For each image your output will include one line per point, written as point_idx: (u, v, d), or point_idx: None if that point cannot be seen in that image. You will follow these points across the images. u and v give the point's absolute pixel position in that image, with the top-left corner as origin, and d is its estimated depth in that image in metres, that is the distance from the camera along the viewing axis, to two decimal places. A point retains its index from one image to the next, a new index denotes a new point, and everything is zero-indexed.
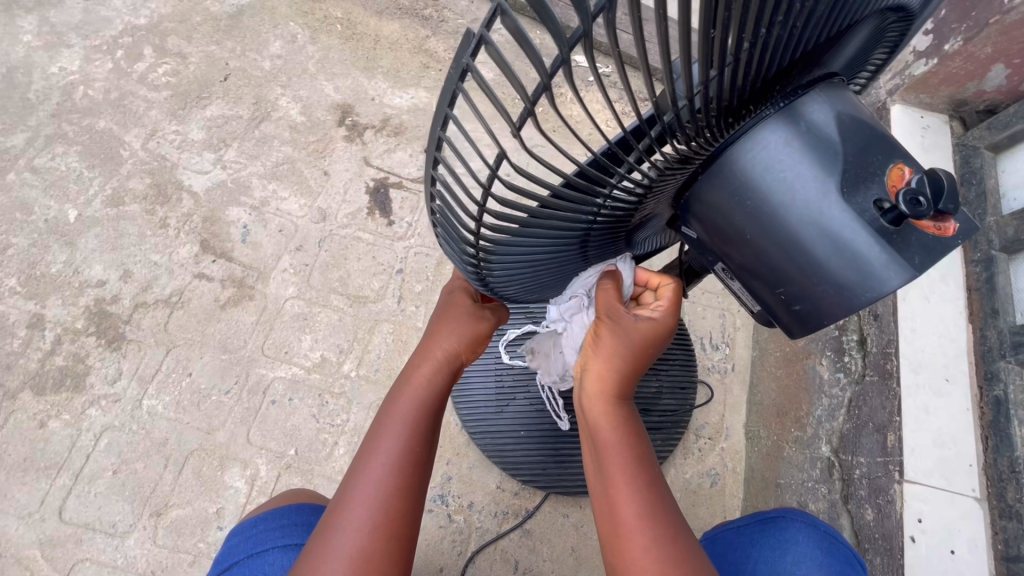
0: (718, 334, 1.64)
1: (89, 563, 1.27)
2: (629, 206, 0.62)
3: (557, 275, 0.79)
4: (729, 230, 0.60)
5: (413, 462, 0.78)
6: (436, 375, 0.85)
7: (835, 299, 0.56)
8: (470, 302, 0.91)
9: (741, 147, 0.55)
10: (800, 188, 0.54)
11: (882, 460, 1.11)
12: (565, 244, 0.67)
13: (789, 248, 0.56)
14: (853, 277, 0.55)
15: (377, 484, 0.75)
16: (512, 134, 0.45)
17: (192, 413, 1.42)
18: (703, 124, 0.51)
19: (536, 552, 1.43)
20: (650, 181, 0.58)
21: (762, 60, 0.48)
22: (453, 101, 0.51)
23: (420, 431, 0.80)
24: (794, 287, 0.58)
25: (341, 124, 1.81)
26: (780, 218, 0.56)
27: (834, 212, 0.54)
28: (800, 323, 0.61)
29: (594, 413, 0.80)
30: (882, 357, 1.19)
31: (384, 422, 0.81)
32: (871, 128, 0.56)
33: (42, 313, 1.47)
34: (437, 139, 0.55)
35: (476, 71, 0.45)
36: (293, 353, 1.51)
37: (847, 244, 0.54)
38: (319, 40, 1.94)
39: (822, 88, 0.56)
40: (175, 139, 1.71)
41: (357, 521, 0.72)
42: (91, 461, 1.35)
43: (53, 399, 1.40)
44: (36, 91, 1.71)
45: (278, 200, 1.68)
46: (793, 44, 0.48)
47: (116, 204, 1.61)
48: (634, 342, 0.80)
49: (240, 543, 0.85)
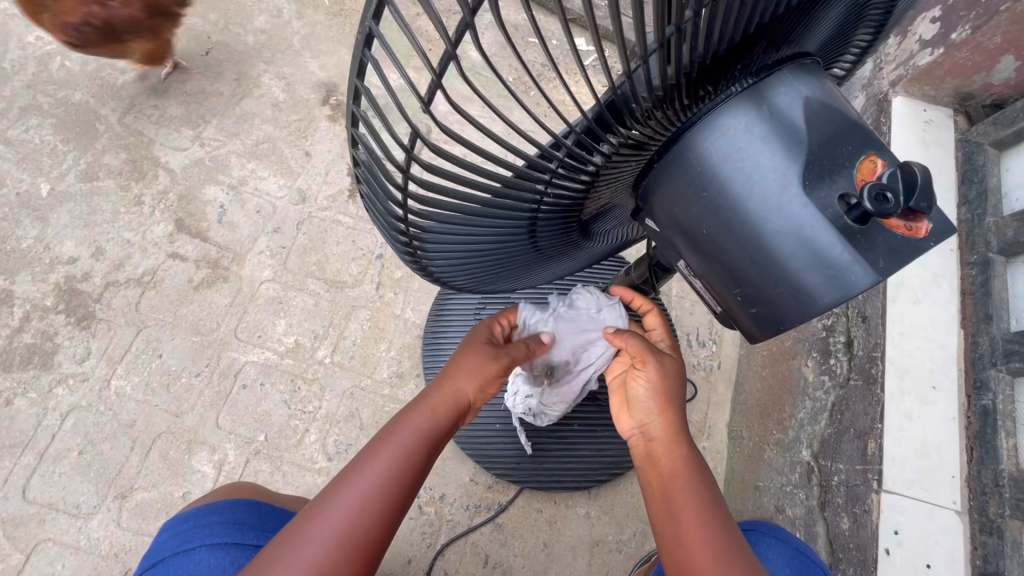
0: (705, 331, 1.59)
1: (52, 544, 1.26)
2: (578, 195, 0.57)
3: (514, 267, 0.74)
4: (687, 223, 0.55)
5: (403, 490, 0.74)
6: (446, 408, 0.83)
7: (795, 303, 0.51)
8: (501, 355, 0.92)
9: (697, 133, 0.51)
10: (763, 179, 0.49)
11: (861, 468, 1.07)
12: (510, 234, 0.62)
13: (748, 247, 0.51)
14: (816, 280, 0.49)
15: (364, 501, 0.70)
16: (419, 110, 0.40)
17: (162, 395, 1.40)
18: (649, 106, 0.46)
19: (507, 547, 1.41)
20: (597, 168, 0.53)
21: (711, 32, 0.43)
22: (364, 73, 0.45)
23: (414, 462, 0.76)
24: (752, 289, 0.53)
25: (325, 104, 1.76)
26: (738, 213, 0.51)
27: (796, 208, 0.48)
28: (759, 328, 0.56)
29: (661, 455, 0.82)
30: (868, 361, 1.14)
31: (380, 444, 0.76)
32: (843, 116, 0.51)
33: (11, 289, 1.44)
34: (354, 113, 0.50)
35: (379, 34, 0.40)
36: (267, 337, 1.48)
37: (811, 244, 0.49)
38: (306, 15, 1.88)
39: (790, 69, 0.51)
40: (152, 115, 1.67)
41: (328, 531, 0.67)
42: (56, 441, 1.33)
43: (20, 376, 1.37)
44: (11, 61, 1.67)
45: (257, 179, 1.64)
46: (746, 16, 0.43)
47: (90, 179, 1.57)
48: (675, 381, 0.87)
49: (168, 540, 0.83)
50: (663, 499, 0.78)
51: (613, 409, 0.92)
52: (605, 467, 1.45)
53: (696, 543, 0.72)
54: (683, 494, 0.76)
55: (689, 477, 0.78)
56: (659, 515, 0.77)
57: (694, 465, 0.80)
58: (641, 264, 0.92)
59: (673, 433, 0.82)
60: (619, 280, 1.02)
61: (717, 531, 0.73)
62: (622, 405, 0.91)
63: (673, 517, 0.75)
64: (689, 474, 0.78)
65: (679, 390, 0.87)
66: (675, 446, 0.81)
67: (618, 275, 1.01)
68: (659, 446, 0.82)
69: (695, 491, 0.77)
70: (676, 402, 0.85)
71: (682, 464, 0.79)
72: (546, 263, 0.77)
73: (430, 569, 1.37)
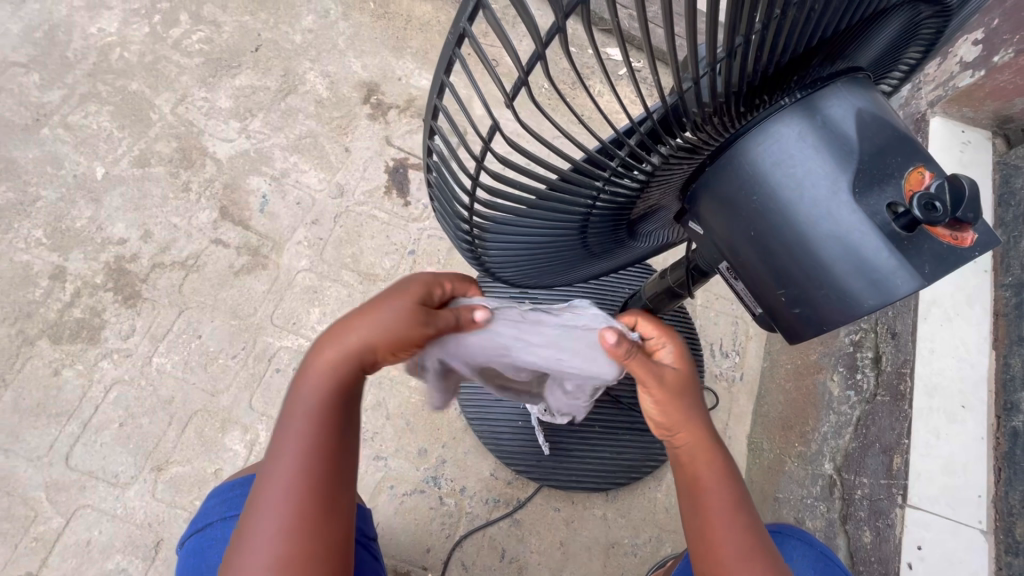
0: (729, 341, 1.59)
1: (90, 510, 1.32)
2: (631, 194, 0.60)
3: (559, 264, 0.77)
4: (736, 225, 0.58)
5: (325, 447, 0.66)
6: (344, 356, 0.70)
7: (838, 306, 0.53)
8: (415, 296, 0.75)
9: (751, 139, 0.53)
10: (812, 185, 0.51)
11: (886, 482, 1.08)
12: (563, 229, 0.65)
13: (794, 249, 0.53)
14: (859, 284, 0.52)
15: (288, 489, 0.63)
16: (504, 106, 0.43)
17: (199, 374, 1.45)
18: (711, 110, 0.49)
19: (525, 543, 1.43)
20: (653, 169, 0.56)
21: (776, 46, 0.45)
22: (450, 70, 0.48)
23: (327, 419, 0.67)
24: (796, 289, 0.55)
25: (365, 102, 1.82)
26: (788, 217, 0.53)
27: (846, 214, 0.51)
28: (799, 329, 0.59)
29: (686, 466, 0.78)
30: (896, 377, 1.15)
31: (281, 436, 0.66)
32: (892, 129, 0.53)
33: (64, 266, 1.51)
34: (434, 108, 0.53)
35: (473, 34, 0.43)
36: (301, 324, 1.53)
37: (857, 249, 0.51)
38: (351, 17, 1.94)
39: (843, 82, 0.53)
40: (203, 106, 1.74)
41: (268, 509, 0.63)
42: (100, 412, 1.39)
43: (68, 348, 1.44)
44: (74, 50, 1.76)
45: (298, 172, 1.70)
46: (809, 34, 0.46)
47: (142, 164, 1.65)
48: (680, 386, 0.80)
49: (215, 506, 0.87)
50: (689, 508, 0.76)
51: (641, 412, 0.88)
52: (622, 470, 1.46)
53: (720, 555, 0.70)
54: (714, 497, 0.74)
55: (715, 480, 0.75)
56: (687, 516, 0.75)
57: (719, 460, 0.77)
58: (676, 267, 0.94)
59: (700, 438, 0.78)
60: (651, 283, 1.04)
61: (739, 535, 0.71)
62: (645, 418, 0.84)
63: (699, 511, 0.74)
64: (710, 460, 0.77)
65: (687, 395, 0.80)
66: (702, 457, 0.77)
67: (651, 277, 1.03)
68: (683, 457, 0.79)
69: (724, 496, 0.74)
70: (691, 405, 0.80)
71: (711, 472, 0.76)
72: (589, 261, 0.80)
73: (448, 559, 1.40)
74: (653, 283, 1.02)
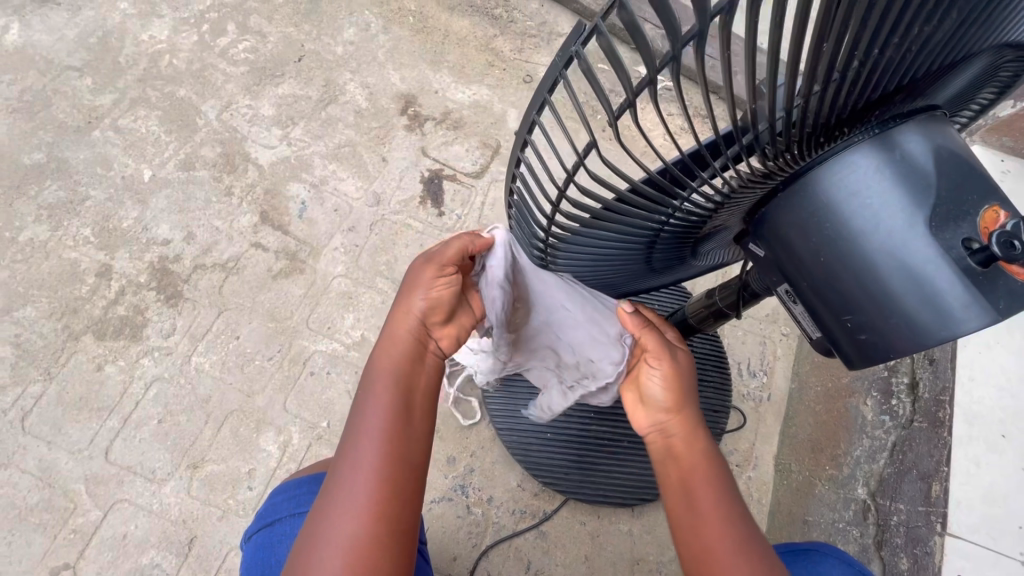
0: (757, 361, 1.52)
1: (127, 504, 1.34)
2: (703, 215, 0.63)
3: (619, 270, 0.81)
4: (805, 251, 0.59)
5: (399, 400, 0.80)
6: (408, 337, 0.85)
7: (907, 336, 0.55)
8: (443, 260, 0.87)
9: (829, 169, 0.54)
10: (887, 217, 0.53)
11: (924, 509, 1.14)
12: (633, 242, 0.69)
13: (865, 277, 0.55)
14: (931, 316, 0.53)
15: (375, 438, 0.75)
16: (609, 125, 0.48)
17: (236, 374, 1.48)
18: (795, 139, 0.50)
19: (550, 555, 1.43)
20: (728, 193, 0.58)
21: (868, 82, 0.46)
22: (554, 87, 0.56)
23: (402, 383, 0.81)
24: (863, 317, 0.57)
25: (403, 114, 1.86)
26: (862, 246, 0.54)
27: (920, 248, 0.52)
28: (862, 355, 0.60)
29: (678, 456, 0.86)
30: (934, 404, 1.23)
31: (362, 404, 0.79)
32: (967, 166, 0.55)
33: (110, 264, 1.56)
34: (533, 120, 0.61)
35: (585, 59, 0.48)
36: (336, 329, 1.55)
37: (927, 283, 0.52)
38: (391, 30, 1.99)
39: (919, 119, 0.55)
40: (247, 114, 1.79)
41: (363, 456, 0.74)
42: (139, 408, 1.43)
43: (111, 344, 1.48)
44: (126, 56, 1.82)
45: (336, 180, 1.74)
46: (900, 74, 0.48)
47: (187, 168, 1.70)
48: (675, 379, 0.90)
49: (284, 501, 0.90)
50: (680, 491, 0.83)
51: (626, 402, 0.96)
52: (649, 486, 1.47)
53: (707, 535, 0.77)
54: (703, 484, 0.81)
55: (706, 475, 0.83)
56: (677, 505, 0.82)
57: (710, 456, 0.85)
58: (725, 287, 0.96)
59: (690, 431, 0.87)
60: (695, 302, 1.05)
61: (729, 519, 0.78)
62: (633, 399, 0.95)
63: (690, 496, 0.81)
64: (698, 451, 0.86)
65: (685, 390, 0.90)
66: (691, 446, 0.86)
67: (696, 296, 1.05)
68: (674, 447, 0.87)
69: (713, 482, 0.82)
70: (689, 399, 0.90)
71: (701, 461, 0.84)
72: (646, 272, 0.83)
73: (473, 568, 1.40)
74: (697, 301, 1.04)
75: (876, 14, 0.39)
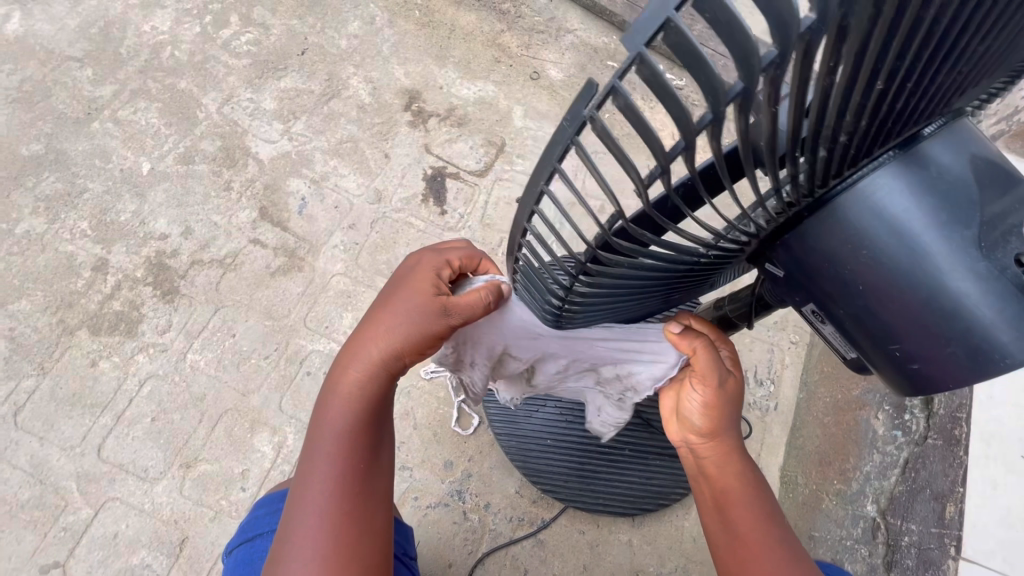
0: (764, 369, 1.45)
1: (118, 503, 1.32)
2: (731, 249, 0.60)
3: (636, 308, 0.76)
4: (838, 283, 0.55)
5: (356, 439, 0.75)
6: (371, 376, 0.77)
7: (964, 363, 0.52)
8: (430, 298, 0.75)
9: (861, 194, 0.50)
10: (931, 243, 0.49)
11: (937, 531, 1.16)
12: (657, 283, 0.65)
13: (913, 305, 0.51)
14: (997, 337, 0.49)
15: (327, 480, 0.73)
16: (640, 194, 0.43)
17: (232, 372, 1.46)
18: (832, 172, 0.47)
19: (547, 564, 1.40)
20: (758, 228, 0.54)
21: (908, 108, 0.44)
22: (563, 155, 0.48)
23: (361, 422, 0.76)
24: (914, 346, 0.53)
25: (406, 110, 1.82)
26: (906, 273, 0.50)
27: (973, 270, 0.48)
28: (912, 381, 0.57)
29: (715, 479, 0.86)
30: (949, 422, 1.25)
31: (315, 444, 0.75)
32: (1003, 173, 0.51)
33: (106, 258, 1.54)
34: (539, 191, 0.54)
35: (600, 122, 0.42)
36: (333, 328, 1.52)
37: (983, 307, 0.49)
38: (396, 24, 1.96)
39: (945, 128, 0.51)
40: (248, 107, 1.76)
41: (313, 497, 0.72)
42: (133, 405, 1.41)
43: (106, 340, 1.46)
44: (127, 47, 1.80)
45: (338, 176, 1.70)
46: (938, 96, 0.45)
47: (186, 162, 1.67)
48: (724, 398, 0.86)
49: (265, 516, 0.89)
50: (718, 514, 0.84)
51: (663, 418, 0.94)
52: (649, 496, 1.43)
53: (744, 557, 0.79)
54: (739, 507, 0.82)
55: (741, 495, 0.83)
56: (715, 527, 0.84)
57: (744, 474, 0.85)
58: (735, 297, 0.92)
59: (726, 452, 0.86)
60: (703, 312, 1.02)
61: (767, 541, 0.79)
62: (669, 411, 0.92)
63: (727, 520, 0.82)
64: (735, 471, 0.85)
65: (730, 408, 0.87)
66: (727, 466, 0.86)
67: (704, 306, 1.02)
68: (711, 468, 0.86)
69: (748, 502, 0.83)
70: (728, 417, 0.87)
71: (737, 481, 0.84)
72: (662, 302, 0.79)
73: None
74: (705, 311, 1.01)
75: (924, 38, 0.37)
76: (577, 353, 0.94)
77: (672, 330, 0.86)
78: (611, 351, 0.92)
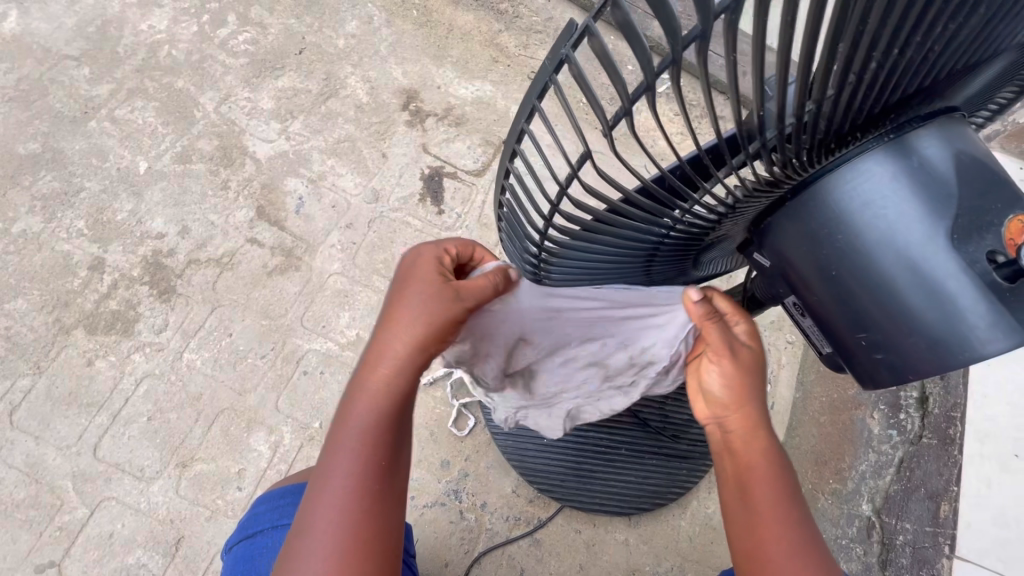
0: None
1: (113, 502, 1.32)
2: (706, 223, 0.62)
3: (618, 271, 0.81)
4: (814, 267, 0.56)
5: (380, 436, 0.75)
6: (395, 372, 0.76)
7: (925, 355, 0.52)
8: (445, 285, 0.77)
9: (843, 178, 0.51)
10: (904, 233, 0.49)
11: (932, 529, 1.20)
12: (632, 245, 0.69)
13: (879, 292, 0.52)
14: (959, 332, 0.50)
15: (349, 477, 0.72)
16: (605, 133, 0.46)
17: (228, 371, 1.46)
18: (807, 146, 0.47)
19: (543, 564, 1.40)
20: (734, 202, 0.56)
21: (886, 83, 0.44)
22: (542, 93, 0.56)
23: (384, 418, 0.76)
24: (879, 334, 0.54)
25: (404, 109, 1.82)
26: (875, 260, 0.51)
27: (941, 261, 0.49)
28: (877, 373, 0.57)
29: (739, 455, 0.81)
30: (944, 421, 1.27)
31: (337, 442, 0.74)
32: (989, 172, 0.51)
33: (102, 257, 1.53)
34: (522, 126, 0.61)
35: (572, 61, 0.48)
36: (330, 328, 1.52)
37: (951, 299, 0.49)
38: (394, 23, 1.96)
39: (940, 122, 0.50)
40: (245, 106, 1.76)
41: (335, 493, 0.72)
42: (129, 404, 1.41)
43: (102, 339, 1.46)
44: (125, 46, 1.80)
45: (335, 175, 1.70)
46: (917, 79, 0.46)
47: (183, 161, 1.67)
48: (746, 370, 0.82)
49: (266, 512, 0.89)
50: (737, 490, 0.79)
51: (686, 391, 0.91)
52: (645, 495, 1.43)
53: (762, 535, 0.74)
54: (761, 484, 0.77)
55: (765, 471, 0.78)
56: (732, 501, 0.79)
57: (770, 450, 0.80)
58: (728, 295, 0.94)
59: (750, 426, 0.81)
60: None
61: (787, 521, 0.74)
62: (694, 387, 0.90)
63: (745, 496, 0.77)
64: (760, 447, 0.80)
65: (755, 383, 0.83)
66: (751, 442, 0.81)
67: None
68: (735, 443, 0.82)
69: (771, 480, 0.77)
70: (753, 391, 0.83)
71: (762, 457, 0.79)
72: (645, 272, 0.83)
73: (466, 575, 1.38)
74: None
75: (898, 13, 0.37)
76: (595, 327, 0.93)
77: (690, 298, 0.84)
78: (629, 320, 0.92)
